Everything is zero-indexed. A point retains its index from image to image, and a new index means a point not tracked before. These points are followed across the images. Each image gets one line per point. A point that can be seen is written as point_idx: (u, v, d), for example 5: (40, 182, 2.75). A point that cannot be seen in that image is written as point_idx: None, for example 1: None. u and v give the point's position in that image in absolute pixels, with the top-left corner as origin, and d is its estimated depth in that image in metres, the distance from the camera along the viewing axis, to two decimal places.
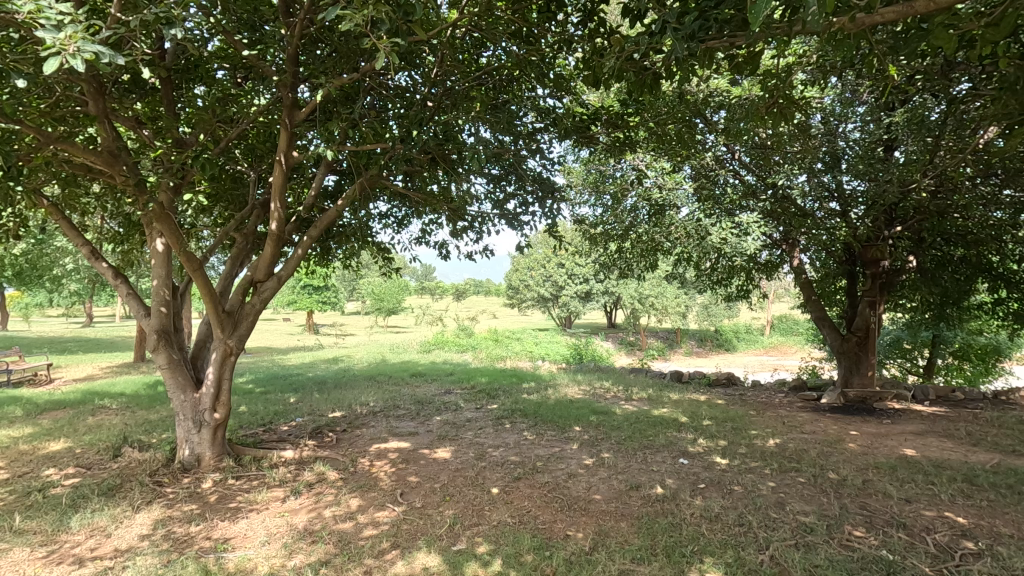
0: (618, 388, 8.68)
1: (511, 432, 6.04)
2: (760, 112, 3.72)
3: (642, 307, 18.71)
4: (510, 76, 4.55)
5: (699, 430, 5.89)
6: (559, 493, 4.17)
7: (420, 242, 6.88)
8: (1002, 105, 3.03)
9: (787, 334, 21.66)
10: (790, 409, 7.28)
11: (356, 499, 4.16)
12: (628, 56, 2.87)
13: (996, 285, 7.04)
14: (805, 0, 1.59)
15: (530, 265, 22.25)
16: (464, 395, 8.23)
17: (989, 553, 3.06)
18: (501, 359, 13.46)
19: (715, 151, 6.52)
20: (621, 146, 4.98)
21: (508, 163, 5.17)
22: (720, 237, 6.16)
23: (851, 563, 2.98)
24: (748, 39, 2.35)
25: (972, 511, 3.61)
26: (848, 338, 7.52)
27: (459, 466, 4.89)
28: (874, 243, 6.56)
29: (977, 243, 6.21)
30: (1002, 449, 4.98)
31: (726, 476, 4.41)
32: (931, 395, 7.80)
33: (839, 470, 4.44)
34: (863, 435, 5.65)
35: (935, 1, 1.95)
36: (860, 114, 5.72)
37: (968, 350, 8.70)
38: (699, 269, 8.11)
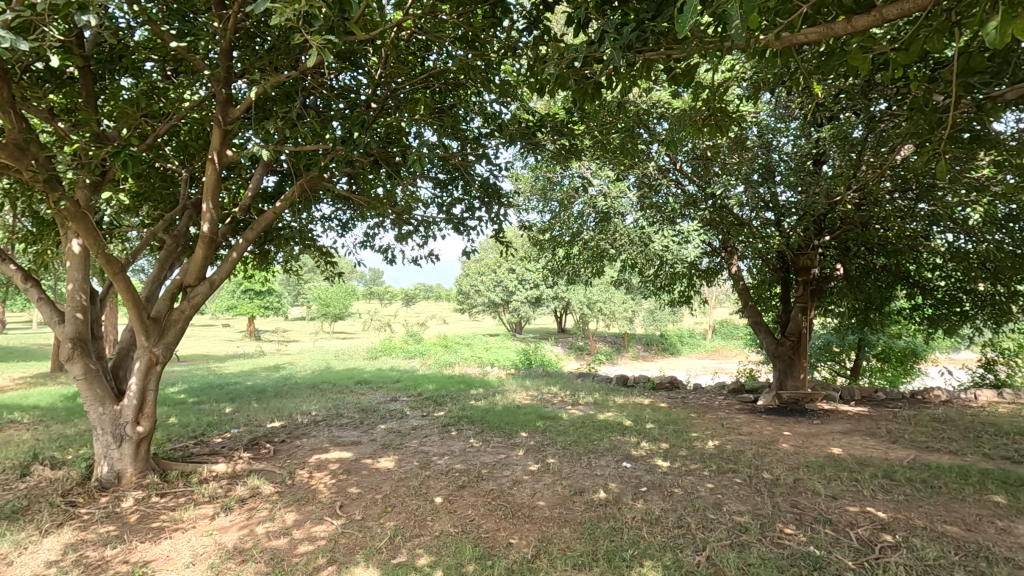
0: (566, 392, 8.77)
1: (458, 439, 5.98)
2: (697, 124, 3.84)
3: (591, 312, 18.94)
4: (457, 81, 4.51)
5: (642, 433, 6.01)
6: (503, 500, 4.14)
7: (365, 245, 6.74)
8: (912, 126, 3.26)
9: (729, 338, 22.53)
10: (728, 411, 7.54)
11: (292, 513, 3.99)
12: (570, 64, 2.88)
13: (913, 292, 7.56)
14: (731, 11, 1.61)
15: (481, 270, 22.18)
16: (410, 403, 8.08)
17: (905, 544, 3.24)
18: (450, 365, 13.35)
19: (658, 161, 6.70)
20: (567, 153, 5.04)
21: (453, 168, 5.13)
22: (662, 244, 6.57)
23: (782, 561, 3.09)
24: (684, 52, 2.40)
25: (891, 506, 3.82)
26: (782, 342, 7.86)
27: (402, 475, 4.78)
28: (806, 251, 6.87)
29: (896, 252, 6.65)
30: (918, 446, 5.33)
31: (667, 479, 4.51)
32: (856, 396, 8.31)
33: (772, 470, 4.62)
34: (795, 436, 5.92)
35: (852, 25, 2.04)
36: (792, 128, 6.02)
37: (889, 353, 9.31)
38: (644, 276, 8.31)
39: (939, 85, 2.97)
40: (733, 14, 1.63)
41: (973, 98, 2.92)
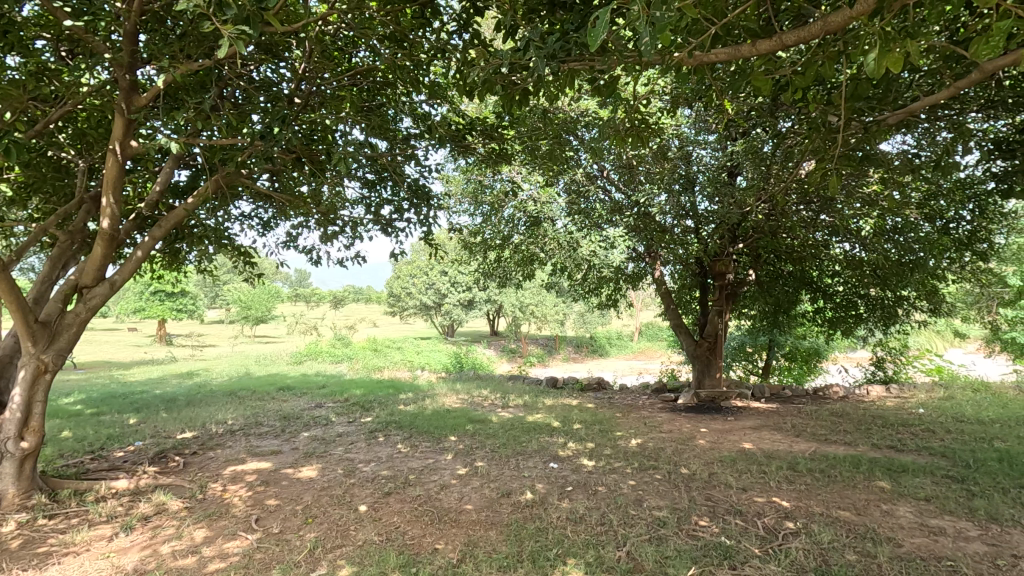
0: (496, 395, 8.80)
1: (385, 445, 5.85)
2: (621, 134, 3.97)
3: (522, 315, 19.11)
4: (385, 80, 4.42)
5: (569, 434, 6.14)
6: (430, 506, 4.09)
7: (288, 245, 6.47)
8: (812, 143, 3.53)
9: (654, 339, 23.49)
10: (651, 410, 7.85)
11: (202, 530, 3.75)
12: (497, 69, 2.90)
13: (816, 296, 8.18)
14: (640, 30, 1.66)
15: (412, 272, 21.86)
16: (336, 409, 7.82)
17: (804, 530, 3.50)
18: (379, 369, 13.03)
19: (586, 168, 6.95)
20: (497, 157, 5.08)
21: (382, 168, 5.02)
22: (589, 249, 6.76)
23: (696, 552, 3.25)
24: (605, 64, 2.48)
25: (793, 495, 4.12)
26: (700, 343, 8.30)
27: (325, 484, 4.61)
28: (721, 258, 7.28)
29: (800, 258, 7.20)
30: (818, 439, 5.78)
31: (592, 478, 4.63)
32: (766, 393, 8.91)
33: (689, 466, 4.85)
34: (711, 432, 6.25)
35: (756, 47, 2.18)
36: (711, 142, 6.34)
37: (795, 353, 10.05)
38: (572, 279, 8.53)
39: (834, 107, 3.24)
40: (643, 31, 1.68)
41: (863, 121, 3.21)
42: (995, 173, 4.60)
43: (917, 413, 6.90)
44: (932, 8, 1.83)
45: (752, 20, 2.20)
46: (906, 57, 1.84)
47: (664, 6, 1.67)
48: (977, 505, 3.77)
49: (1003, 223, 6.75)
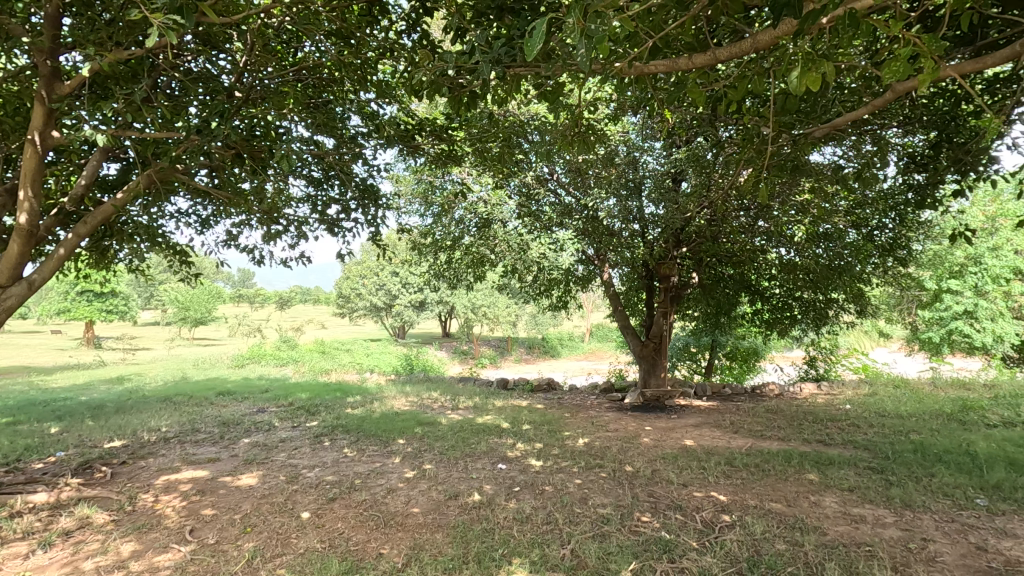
0: (446, 397, 8.76)
1: (330, 450, 5.71)
2: (567, 138, 4.03)
3: (474, 316, 19.10)
4: (331, 76, 4.34)
5: (518, 434, 6.19)
6: (376, 510, 4.02)
7: (228, 244, 6.22)
8: (748, 152, 3.69)
9: (604, 340, 23.95)
10: (598, 410, 8.01)
11: (130, 543, 3.55)
12: (444, 72, 2.89)
13: (754, 298, 8.56)
14: (575, 41, 1.69)
15: (362, 273, 21.47)
16: (279, 413, 7.58)
17: (739, 522, 3.66)
18: (325, 373, 12.71)
19: (536, 171, 7.03)
20: (447, 158, 5.07)
21: (328, 166, 4.91)
22: (539, 252, 7.00)
23: (637, 547, 3.35)
24: (548, 71, 2.52)
25: (730, 489, 4.31)
26: (646, 344, 8.56)
27: (266, 492, 4.46)
28: (667, 261, 7.51)
29: (740, 262, 7.52)
30: (754, 435, 6.06)
31: (539, 478, 4.68)
32: (708, 392, 9.24)
33: (633, 463, 4.99)
34: (655, 430, 6.44)
35: (691, 61, 2.28)
36: (656, 148, 6.54)
37: (735, 352, 10.49)
38: (523, 282, 8.62)
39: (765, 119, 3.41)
40: (578, 42, 1.70)
41: (791, 133, 3.40)
42: (910, 185, 4.96)
43: (844, 409, 7.34)
44: (848, 31, 1.95)
45: (688, 34, 2.31)
46: (822, 77, 1.97)
47: (598, 19, 1.71)
48: (894, 493, 4.04)
49: (919, 231, 7.27)
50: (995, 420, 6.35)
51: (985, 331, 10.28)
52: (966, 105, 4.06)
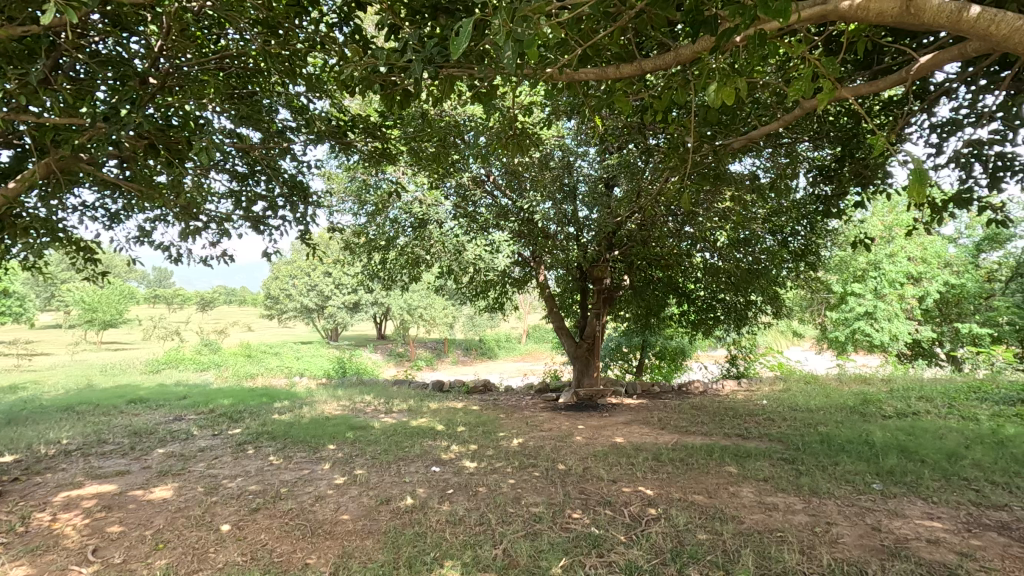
0: (380, 401, 8.58)
1: (254, 458, 5.44)
2: (501, 140, 4.00)
3: (411, 317, 18.85)
4: (257, 67, 4.15)
5: (453, 436, 6.16)
6: (302, 519, 3.88)
7: (141, 241, 5.81)
8: (674, 160, 3.85)
9: (540, 341, 24.26)
10: (533, 410, 8.11)
11: (22, 568, 3.24)
12: (375, 68, 2.83)
13: (681, 300, 8.95)
14: (502, 44, 1.71)
15: (292, 273, 20.67)
16: (198, 421, 7.15)
17: (664, 515, 3.81)
18: (251, 377, 12.11)
19: (473, 172, 7.01)
20: (380, 156, 4.96)
21: (254, 161, 4.69)
22: (475, 253, 6.89)
23: (567, 543, 3.41)
24: (481, 73, 2.52)
25: (656, 483, 4.48)
26: (580, 345, 8.80)
27: (181, 505, 4.19)
28: (600, 263, 7.71)
29: (668, 265, 7.85)
30: (680, 430, 6.34)
31: (473, 479, 4.68)
32: (638, 390, 9.57)
33: (566, 461, 5.09)
34: (587, 428, 6.59)
35: (619, 70, 2.36)
36: (590, 153, 6.72)
37: (664, 352, 10.92)
38: (458, 283, 8.57)
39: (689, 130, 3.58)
40: (505, 44, 1.72)
41: (713, 144, 3.59)
42: (818, 196, 5.36)
43: (760, 404, 7.81)
44: (759, 50, 2.08)
45: (615, 44, 2.39)
46: (737, 92, 2.10)
47: (525, 24, 1.74)
48: (803, 482, 4.35)
49: (827, 238, 7.86)
50: (890, 411, 6.96)
51: (883, 330, 11.22)
52: (865, 123, 4.44)
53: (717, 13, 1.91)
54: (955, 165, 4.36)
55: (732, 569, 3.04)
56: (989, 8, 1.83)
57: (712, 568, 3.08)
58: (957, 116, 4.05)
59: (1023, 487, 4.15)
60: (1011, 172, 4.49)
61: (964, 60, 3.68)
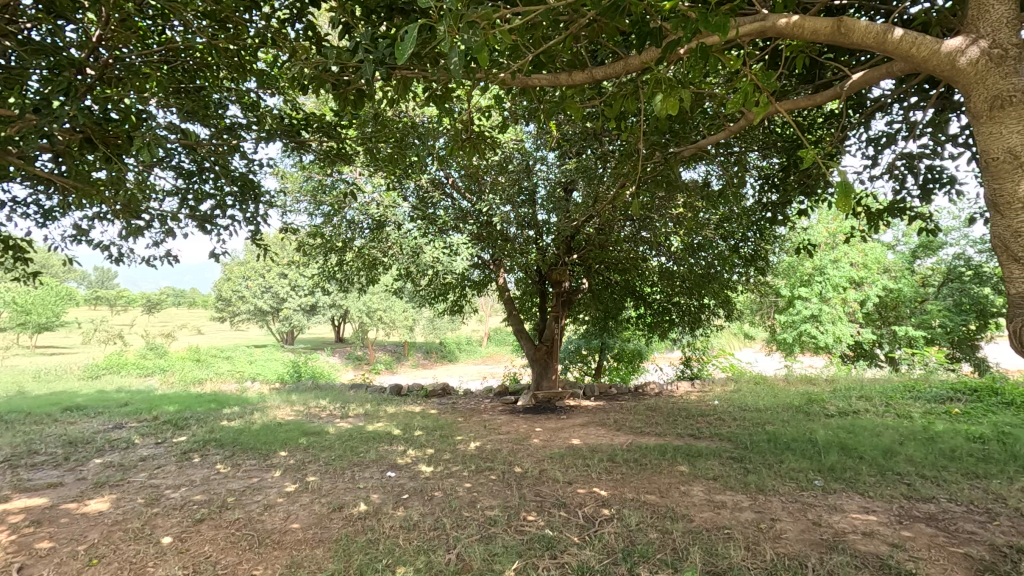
0: (335, 405, 8.38)
1: (200, 467, 5.23)
2: (456, 143, 3.91)
3: (370, 320, 18.54)
4: (205, 61, 4.02)
5: (409, 441, 6.08)
6: (250, 529, 3.75)
7: (77, 240, 5.52)
8: (628, 166, 3.92)
9: (501, 343, 24.28)
10: (492, 413, 8.10)
11: None
12: (326, 67, 2.78)
13: (638, 303, 9.13)
14: (447, 48, 1.70)
15: (245, 273, 20.01)
16: (140, 429, 6.81)
17: (617, 515, 3.87)
18: (198, 383, 11.62)
19: (432, 174, 7.03)
20: (335, 156, 4.88)
21: (200, 158, 4.51)
22: (432, 256, 6.81)
23: (521, 546, 3.42)
24: (435, 76, 2.51)
25: (611, 484, 4.54)
26: (539, 347, 8.89)
27: (119, 517, 3.99)
28: (559, 266, 7.75)
29: (625, 269, 8.00)
30: (635, 432, 6.44)
31: (429, 483, 4.63)
32: (595, 392, 9.70)
33: (522, 464, 5.10)
34: (544, 431, 6.64)
35: (570, 77, 2.39)
36: (548, 157, 6.77)
37: (622, 354, 11.09)
38: (416, 286, 8.52)
39: (641, 137, 3.66)
40: (451, 49, 1.71)
41: (664, 152, 3.66)
42: (766, 203, 5.56)
43: (712, 404, 8.04)
44: (702, 63, 2.15)
45: (567, 51, 2.42)
46: (680, 102, 2.15)
47: (471, 30, 1.75)
48: (749, 479, 4.50)
49: (776, 244, 8.16)
50: (832, 410, 7.29)
51: (827, 333, 11.70)
52: (807, 135, 4.65)
53: (662, 25, 1.97)
54: (890, 176, 4.61)
55: (680, 567, 3.11)
56: (911, 31, 1.99)
57: (661, 566, 3.15)
58: (892, 131, 4.28)
59: (949, 480, 4.41)
60: (939, 184, 4.79)
61: (897, 79, 3.91)
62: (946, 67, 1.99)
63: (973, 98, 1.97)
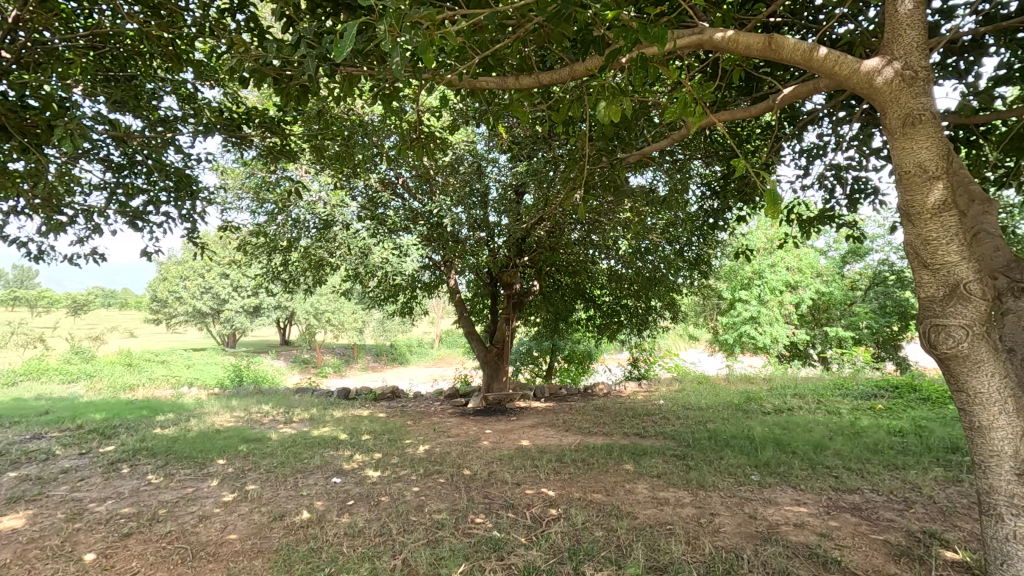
0: (279, 410, 8.11)
1: (129, 478, 4.93)
2: (404, 145, 3.83)
3: (317, 322, 18.09)
4: (136, 48, 3.81)
5: (357, 445, 5.95)
6: (182, 542, 3.57)
7: None
8: (576, 170, 3.96)
9: (453, 345, 24.13)
10: (442, 416, 8.05)
11: None
12: (268, 61, 2.69)
13: (587, 305, 9.28)
14: (388, 48, 1.68)
15: (182, 273, 19.06)
16: (62, 439, 6.36)
17: (564, 515, 3.91)
18: (129, 389, 10.96)
19: (382, 173, 6.86)
20: (280, 153, 4.74)
21: (132, 151, 4.27)
22: (381, 256, 7.12)
23: (468, 549, 3.41)
24: (381, 74, 2.47)
25: (559, 484, 4.59)
26: (490, 349, 8.90)
27: (36, 535, 3.71)
28: (511, 268, 7.70)
29: (575, 272, 8.11)
30: (583, 432, 6.54)
31: (375, 489, 4.54)
32: (546, 393, 9.79)
33: (471, 467, 5.08)
34: (494, 433, 6.64)
35: (517, 81, 2.43)
36: (499, 159, 6.79)
37: (572, 355, 11.25)
38: (365, 287, 8.35)
39: (590, 142, 3.71)
40: (392, 49, 1.70)
41: (611, 158, 3.74)
42: (708, 209, 5.76)
43: (658, 404, 8.27)
44: (642, 72, 2.21)
45: (514, 55, 2.44)
46: (623, 109, 2.20)
47: (413, 30, 1.74)
48: (691, 476, 4.65)
49: (718, 249, 8.47)
50: (769, 408, 7.64)
51: (765, 333, 12.27)
52: (745, 144, 4.85)
53: (605, 34, 2.01)
54: (821, 186, 4.88)
55: (623, 564, 3.18)
56: (833, 50, 2.11)
57: (606, 564, 3.20)
58: (822, 142, 4.53)
59: (872, 471, 4.72)
60: (864, 195, 5.11)
61: (826, 94, 4.14)
62: (865, 85, 2.12)
63: (887, 115, 2.12)
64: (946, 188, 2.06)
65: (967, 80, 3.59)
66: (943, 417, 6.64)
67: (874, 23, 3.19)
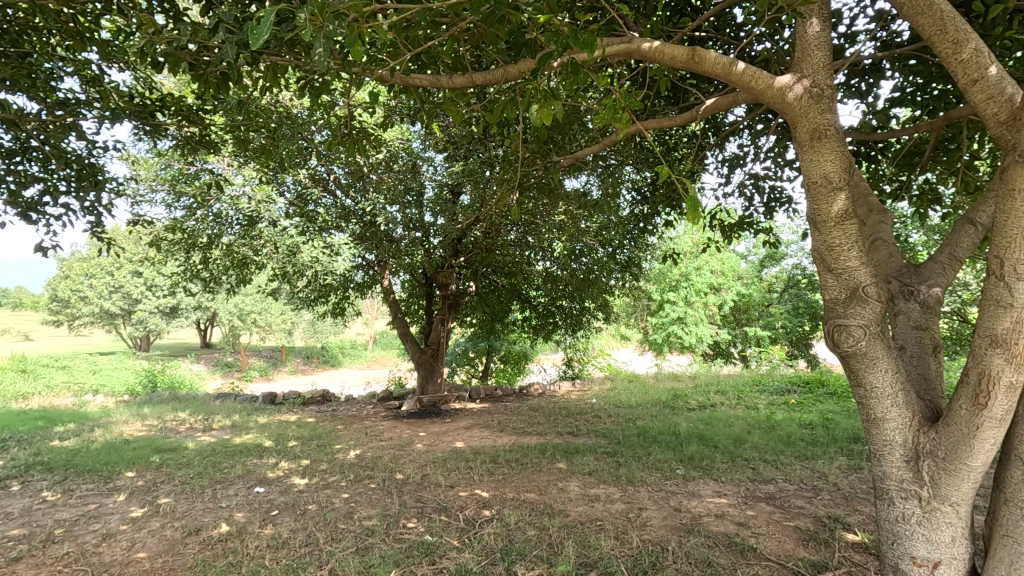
0: (197, 418, 7.61)
1: (19, 496, 4.46)
2: (334, 139, 3.69)
3: (241, 323, 17.23)
4: (31, 22, 3.45)
5: (283, 452, 5.69)
6: (82, 564, 3.27)
7: None
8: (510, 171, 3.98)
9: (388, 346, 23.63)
10: (374, 419, 7.85)
11: None
12: (184, 45, 2.51)
13: (523, 306, 9.35)
14: (311, 39, 1.60)
15: (88, 271, 17.54)
16: None
17: (497, 515, 3.92)
18: (23, 398, 9.95)
19: (312, 169, 6.71)
20: (198, 144, 4.44)
21: (25, 135, 3.86)
22: (312, 256, 6.98)
23: (399, 554, 3.34)
24: (307, 65, 2.37)
25: (493, 485, 4.59)
26: (424, 350, 8.78)
27: None
28: (446, 268, 7.66)
29: (510, 273, 8.14)
30: (518, 432, 6.58)
31: (302, 497, 4.36)
32: (481, 394, 9.77)
33: (404, 470, 4.99)
34: (428, 435, 6.55)
35: (451, 79, 2.40)
36: (435, 158, 6.72)
37: (508, 356, 11.30)
38: (294, 287, 8.03)
39: (524, 144, 3.73)
40: (316, 41, 1.62)
41: (545, 161, 3.78)
42: (638, 214, 5.95)
43: (590, 403, 8.46)
44: (573, 77, 2.25)
45: (448, 53, 2.41)
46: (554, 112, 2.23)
47: (338, 22, 1.66)
48: (621, 473, 4.78)
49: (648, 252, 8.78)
50: (694, 405, 7.99)
51: (690, 333, 12.86)
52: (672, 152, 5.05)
53: (537, 37, 2.03)
54: (740, 194, 5.17)
55: (554, 562, 3.22)
56: (750, 65, 2.23)
57: (537, 562, 3.23)
58: (741, 152, 4.80)
59: (785, 462, 5.04)
60: (779, 204, 5.46)
61: (745, 107, 4.39)
62: (778, 100, 2.27)
63: (798, 128, 2.26)
64: (848, 198, 2.23)
65: (867, 100, 3.91)
66: (846, 410, 7.20)
67: (787, 43, 3.42)
